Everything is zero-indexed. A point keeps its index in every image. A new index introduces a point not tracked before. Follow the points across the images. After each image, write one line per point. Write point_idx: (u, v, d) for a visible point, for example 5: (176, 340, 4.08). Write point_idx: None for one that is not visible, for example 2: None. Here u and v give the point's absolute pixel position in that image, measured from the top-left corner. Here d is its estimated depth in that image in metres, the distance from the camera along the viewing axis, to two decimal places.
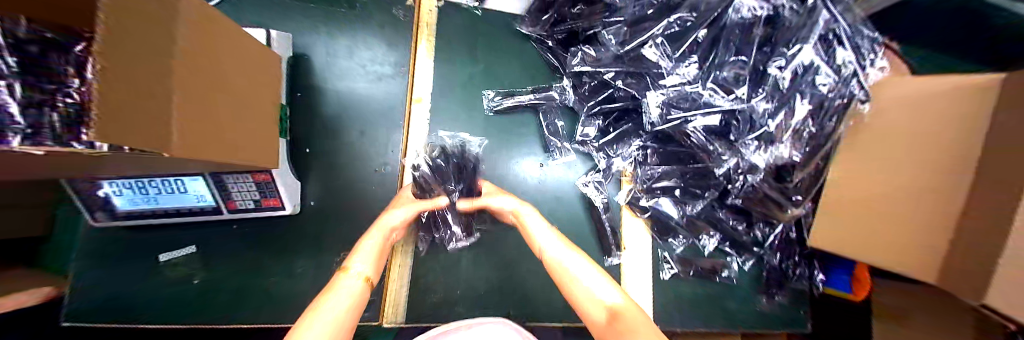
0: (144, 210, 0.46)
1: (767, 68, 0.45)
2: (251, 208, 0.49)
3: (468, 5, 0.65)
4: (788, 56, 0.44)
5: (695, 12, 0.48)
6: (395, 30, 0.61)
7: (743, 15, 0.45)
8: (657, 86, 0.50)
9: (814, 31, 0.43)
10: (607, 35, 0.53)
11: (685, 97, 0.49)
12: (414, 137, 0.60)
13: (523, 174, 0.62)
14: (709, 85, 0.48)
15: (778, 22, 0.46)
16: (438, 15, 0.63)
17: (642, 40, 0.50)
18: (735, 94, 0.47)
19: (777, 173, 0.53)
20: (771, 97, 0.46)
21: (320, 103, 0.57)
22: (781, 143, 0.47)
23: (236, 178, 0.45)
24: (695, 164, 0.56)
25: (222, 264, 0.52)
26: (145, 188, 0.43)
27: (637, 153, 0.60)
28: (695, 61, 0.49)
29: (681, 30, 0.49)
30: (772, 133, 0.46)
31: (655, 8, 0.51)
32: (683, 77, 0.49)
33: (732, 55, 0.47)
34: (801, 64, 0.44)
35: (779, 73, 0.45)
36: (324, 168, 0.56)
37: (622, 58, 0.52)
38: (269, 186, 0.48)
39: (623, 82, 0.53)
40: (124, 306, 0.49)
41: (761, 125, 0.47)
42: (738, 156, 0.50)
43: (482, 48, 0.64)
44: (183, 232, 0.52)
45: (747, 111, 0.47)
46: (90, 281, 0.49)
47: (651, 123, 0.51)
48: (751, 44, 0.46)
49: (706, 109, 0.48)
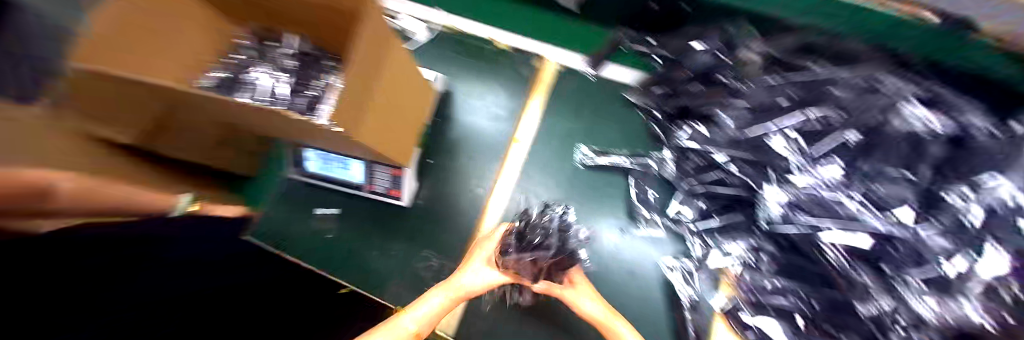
0: (323, 174, 0.65)
1: (945, 194, 0.42)
2: (382, 192, 0.64)
3: (584, 72, 0.73)
4: (972, 189, 0.41)
5: (845, 113, 0.45)
6: (518, 83, 0.72)
7: (918, 129, 0.43)
8: (784, 182, 0.46)
9: (1019, 165, 0.40)
10: (727, 118, 0.52)
11: (821, 203, 0.44)
12: (508, 173, 0.66)
13: (602, 239, 0.60)
14: (857, 197, 0.43)
15: (968, 144, 0.42)
16: (555, 76, 0.73)
17: (770, 130, 0.48)
18: (893, 215, 0.42)
19: (946, 331, 0.40)
20: (945, 231, 0.41)
21: (449, 127, 0.68)
22: (955, 295, 0.40)
23: (383, 169, 0.62)
24: (827, 289, 0.46)
25: (349, 229, 0.67)
26: (331, 160, 0.63)
27: (746, 255, 0.52)
28: (839, 164, 0.44)
29: (821, 129, 0.46)
30: (947, 277, 0.40)
31: (790, 102, 0.49)
32: (820, 179, 0.44)
33: (897, 168, 0.43)
34: (999, 200, 0.40)
35: (965, 204, 0.41)
36: (438, 179, 0.66)
37: (741, 143, 0.50)
38: (400, 182, 0.62)
39: (739, 168, 0.50)
40: (286, 237, 0.67)
41: (930, 261, 0.41)
42: (891, 293, 0.43)
43: (587, 109, 0.69)
44: (333, 198, 0.69)
45: (911, 238, 0.41)
46: (270, 214, 0.68)
47: (771, 219, 0.47)
48: (924, 162, 0.42)
49: (852, 223, 0.43)
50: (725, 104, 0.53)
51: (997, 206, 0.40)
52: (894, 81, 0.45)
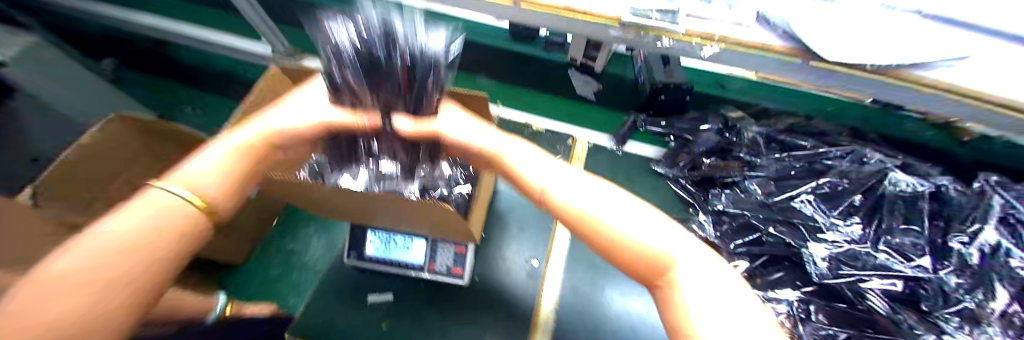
0: (384, 258, 0.65)
1: (948, 241, 0.50)
2: (444, 272, 0.64)
3: (611, 148, 0.85)
4: (968, 234, 0.50)
5: (846, 180, 0.57)
6: (557, 158, 0.81)
7: (907, 188, 0.54)
8: (817, 239, 0.54)
9: (987, 213, 0.51)
10: (752, 185, 0.63)
11: (856, 256, 0.51)
12: (558, 243, 0.73)
13: (631, 308, 0.65)
14: (882, 248, 0.51)
15: (948, 199, 0.54)
16: (587, 152, 0.84)
17: (791, 195, 0.59)
18: (916, 262, 0.49)
19: None
20: (959, 272, 0.48)
21: (507, 202, 0.77)
22: (989, 328, 0.44)
23: (447, 247, 0.65)
24: (874, 333, 0.47)
25: (404, 316, 0.61)
26: (393, 241, 0.65)
27: (795, 308, 0.51)
28: (858, 222, 0.54)
29: (833, 191, 0.57)
30: (975, 311, 0.45)
31: (797, 170, 0.62)
32: (847, 235, 0.53)
33: (901, 223, 0.53)
34: (985, 244, 0.49)
35: (963, 247, 0.49)
36: (492, 252, 0.70)
37: (770, 206, 0.60)
38: (463, 258, 0.64)
39: (774, 228, 0.57)
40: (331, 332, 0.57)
41: (959, 300, 0.46)
42: (935, 332, 0.45)
43: (620, 178, 0.78)
44: (384, 281, 0.66)
45: (934, 282, 0.48)
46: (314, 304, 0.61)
47: (820, 274, 0.51)
48: (919, 216, 0.52)
49: (886, 272, 0.49)
50: (746, 175, 0.66)
51: (989, 248, 0.49)
52: (875, 155, 0.59)
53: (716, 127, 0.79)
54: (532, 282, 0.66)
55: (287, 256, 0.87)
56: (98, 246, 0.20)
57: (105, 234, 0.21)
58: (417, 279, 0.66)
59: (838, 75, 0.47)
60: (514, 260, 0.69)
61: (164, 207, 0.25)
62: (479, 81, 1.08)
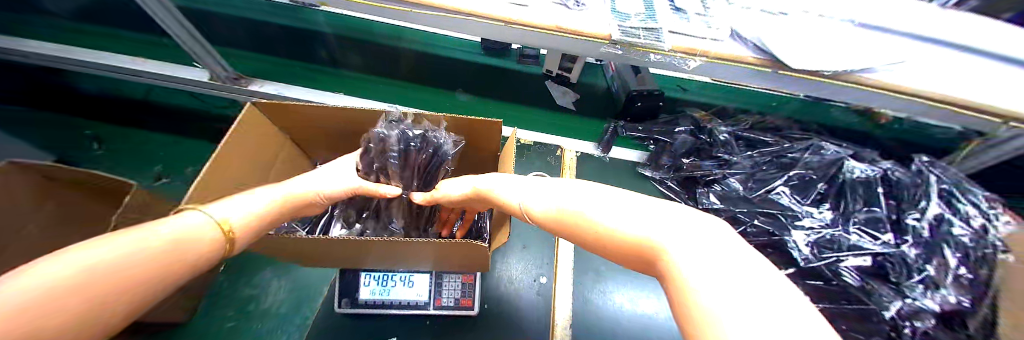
0: (380, 300, 0.59)
1: (903, 219, 0.57)
2: (450, 306, 0.60)
3: (599, 156, 0.86)
4: (919, 211, 0.57)
5: (813, 171, 0.66)
6: (550, 170, 0.80)
7: (861, 174, 0.63)
8: (796, 226, 0.60)
9: (928, 191, 0.59)
10: (734, 181, 0.70)
11: (832, 240, 0.57)
12: (563, 255, 0.71)
13: (644, 309, 0.66)
14: (854, 229, 0.58)
15: (895, 181, 0.62)
16: (577, 161, 0.84)
17: (771, 188, 0.66)
18: (881, 239, 0.56)
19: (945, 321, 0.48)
20: (915, 244, 0.54)
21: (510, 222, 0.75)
22: (945, 290, 0.49)
23: (451, 277, 0.61)
24: (851, 305, 0.52)
25: None
26: (390, 279, 0.60)
27: None
28: (829, 208, 0.62)
29: (803, 182, 0.65)
30: (934, 277, 0.50)
31: (771, 166, 0.70)
32: (822, 220, 0.60)
33: (864, 205, 0.60)
34: (932, 219, 0.55)
35: (916, 223, 0.56)
36: (496, 275, 0.67)
37: (752, 199, 0.66)
38: (470, 287, 0.61)
39: (758, 219, 0.63)
40: None
41: (921, 268, 0.51)
42: (904, 298, 0.50)
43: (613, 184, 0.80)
44: (384, 326, 0.60)
45: (897, 254, 0.54)
46: None
47: (806, 258, 0.56)
48: (877, 198, 0.60)
49: (857, 250, 0.55)
50: (726, 173, 0.72)
51: (934, 221, 0.55)
52: (831, 147, 0.68)
53: (688, 128, 0.85)
54: (540, 302, 0.64)
55: (241, 303, 0.73)
56: (88, 258, 0.19)
57: (66, 262, 0.18)
58: (421, 317, 0.60)
59: (801, 80, 0.57)
60: (518, 281, 0.66)
61: (177, 234, 0.25)
62: (458, 97, 1.04)
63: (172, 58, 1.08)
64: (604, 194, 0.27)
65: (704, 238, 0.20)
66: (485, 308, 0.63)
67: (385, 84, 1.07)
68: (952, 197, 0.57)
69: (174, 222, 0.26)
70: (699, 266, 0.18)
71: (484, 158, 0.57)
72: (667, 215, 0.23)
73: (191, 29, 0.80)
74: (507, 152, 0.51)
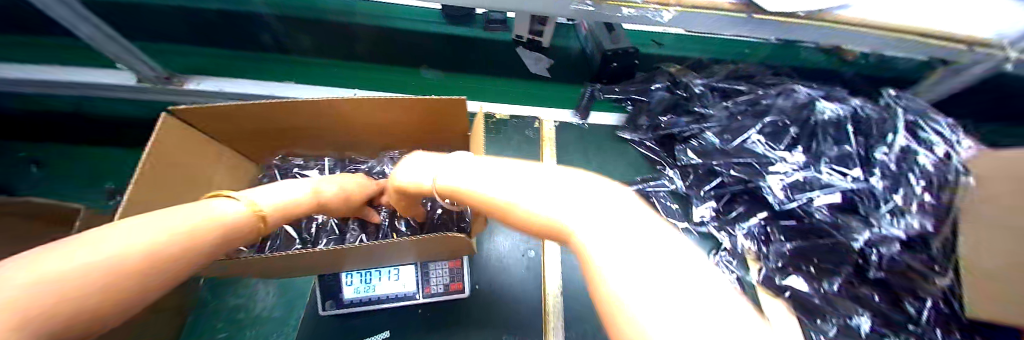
0: (366, 297, 0.58)
1: (872, 154, 0.59)
2: (439, 292, 0.60)
3: (577, 123, 0.84)
4: (888, 146, 0.59)
5: (786, 117, 0.67)
6: (530, 144, 0.78)
7: (831, 114, 0.64)
8: (770, 172, 0.62)
9: (895, 123, 0.61)
10: (709, 133, 0.70)
11: (806, 181, 0.59)
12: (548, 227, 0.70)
13: None
14: (826, 169, 0.60)
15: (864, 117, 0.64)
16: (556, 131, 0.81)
17: (745, 137, 0.67)
18: (850, 175, 0.58)
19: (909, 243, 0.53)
20: (887, 177, 0.56)
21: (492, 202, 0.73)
22: (911, 215, 0.52)
23: (436, 265, 0.60)
24: (823, 239, 0.56)
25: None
26: (373, 275, 0.58)
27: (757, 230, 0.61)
28: (801, 149, 0.63)
29: (778, 129, 0.66)
30: (901, 206, 0.53)
31: (743, 115, 0.71)
32: (795, 163, 0.61)
33: (834, 144, 0.62)
34: (900, 151, 0.58)
35: (885, 156, 0.58)
36: (486, 257, 0.66)
37: (728, 150, 0.67)
38: (457, 271, 0.61)
39: (733, 169, 0.64)
40: None
41: (888, 199, 0.54)
42: (872, 228, 0.53)
43: (592, 152, 0.78)
44: (374, 320, 0.59)
45: (866, 189, 0.56)
46: None
47: (779, 202, 0.59)
48: (845, 136, 0.61)
49: (829, 187, 0.57)
50: (703, 127, 0.71)
51: (902, 153, 0.57)
52: (802, 90, 0.70)
53: (665, 84, 0.82)
54: (529, 276, 0.65)
55: (229, 313, 0.70)
56: (120, 243, 0.18)
57: (114, 236, 0.19)
58: (413, 307, 0.60)
59: (777, 25, 0.54)
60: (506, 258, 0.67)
61: (210, 217, 0.26)
62: (423, 74, 0.97)
63: (80, 61, 0.92)
64: (516, 169, 0.24)
65: (605, 204, 0.17)
66: (476, 288, 0.63)
67: (339, 66, 0.98)
68: (917, 128, 0.60)
69: (205, 205, 0.28)
70: (603, 237, 0.15)
71: (448, 137, 0.53)
72: (586, 188, 0.18)
73: (107, 30, 0.69)
74: (476, 132, 0.47)
